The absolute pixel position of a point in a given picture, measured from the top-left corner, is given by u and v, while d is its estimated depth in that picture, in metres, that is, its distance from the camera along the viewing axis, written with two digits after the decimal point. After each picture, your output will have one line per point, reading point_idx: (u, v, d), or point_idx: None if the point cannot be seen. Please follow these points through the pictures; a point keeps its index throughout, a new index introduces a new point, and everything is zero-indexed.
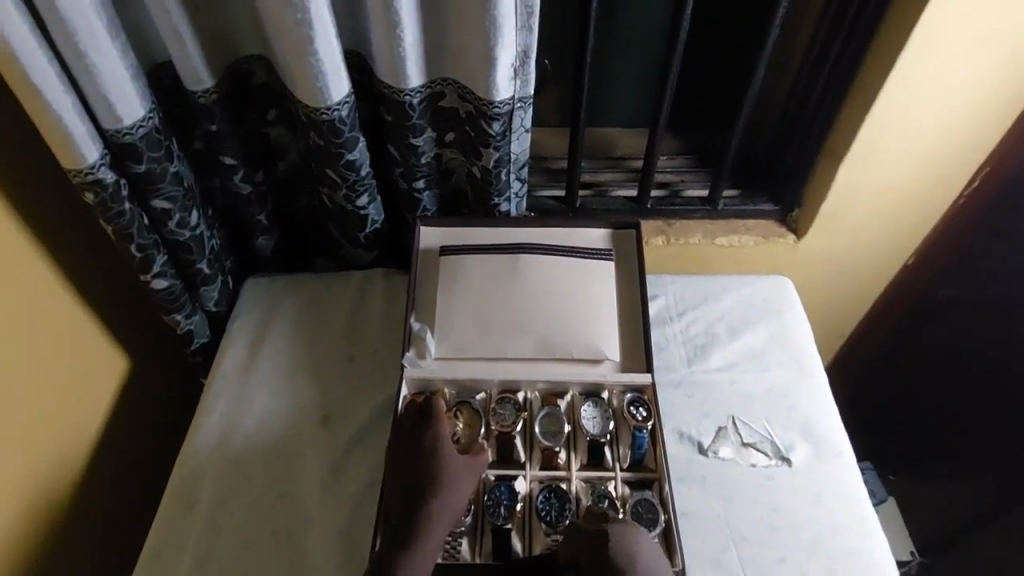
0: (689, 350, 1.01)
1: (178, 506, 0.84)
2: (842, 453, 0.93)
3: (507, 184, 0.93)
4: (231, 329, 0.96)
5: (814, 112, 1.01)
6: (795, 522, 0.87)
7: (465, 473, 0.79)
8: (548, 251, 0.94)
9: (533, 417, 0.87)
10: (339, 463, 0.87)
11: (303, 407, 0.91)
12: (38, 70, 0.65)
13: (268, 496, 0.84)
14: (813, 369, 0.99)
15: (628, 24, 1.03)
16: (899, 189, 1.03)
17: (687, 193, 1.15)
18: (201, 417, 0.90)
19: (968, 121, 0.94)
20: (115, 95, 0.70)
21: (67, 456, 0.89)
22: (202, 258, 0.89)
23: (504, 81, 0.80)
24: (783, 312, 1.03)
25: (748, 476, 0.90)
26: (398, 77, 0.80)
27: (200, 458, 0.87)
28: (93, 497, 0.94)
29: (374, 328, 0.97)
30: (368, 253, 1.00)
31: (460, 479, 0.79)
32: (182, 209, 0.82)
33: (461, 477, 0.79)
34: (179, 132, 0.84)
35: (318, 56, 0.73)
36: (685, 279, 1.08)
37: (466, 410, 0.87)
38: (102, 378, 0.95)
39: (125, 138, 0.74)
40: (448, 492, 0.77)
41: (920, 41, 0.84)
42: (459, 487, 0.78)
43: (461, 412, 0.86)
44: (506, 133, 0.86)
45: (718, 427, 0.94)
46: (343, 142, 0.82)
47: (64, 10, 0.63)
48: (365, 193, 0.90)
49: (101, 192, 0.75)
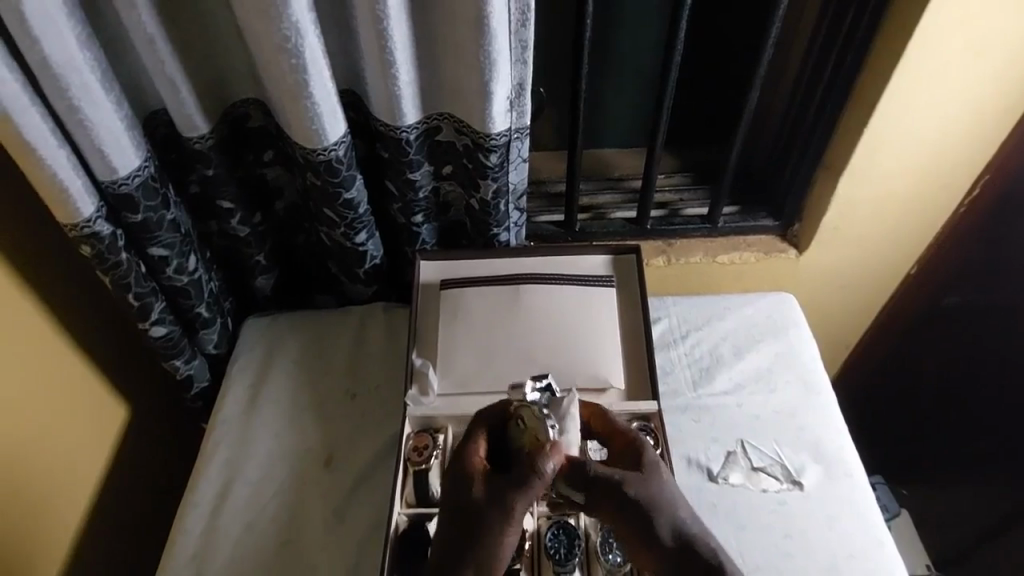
0: (694, 373, 0.96)
1: (179, 558, 0.81)
2: (856, 473, 0.88)
3: (506, 214, 0.92)
4: (231, 372, 0.94)
5: (810, 126, 1.02)
6: (810, 548, 0.82)
7: (529, 491, 0.61)
8: (547, 280, 0.92)
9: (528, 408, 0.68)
10: (343, 504, 0.84)
11: (305, 451, 0.88)
12: (30, 126, 0.66)
13: (272, 544, 0.82)
14: (821, 385, 0.95)
15: (624, 46, 1.03)
16: (898, 198, 1.02)
17: (687, 212, 1.14)
18: (201, 464, 0.88)
19: (963, 131, 0.94)
20: (109, 147, 0.72)
21: (65, 506, 0.87)
22: (201, 302, 0.89)
23: (500, 113, 0.79)
24: (789, 330, 0.99)
25: (760, 502, 0.85)
26: (394, 115, 0.80)
27: (201, 505, 0.85)
28: (93, 547, 0.92)
29: (374, 363, 0.95)
30: (368, 288, 0.99)
31: (510, 499, 0.61)
32: (180, 255, 0.83)
33: (518, 500, 0.61)
34: (176, 176, 0.86)
35: (314, 99, 0.74)
36: (688, 300, 1.03)
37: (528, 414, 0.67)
38: (100, 425, 0.93)
39: (121, 188, 0.75)
40: (505, 519, 0.61)
41: (913, 57, 0.85)
42: (512, 514, 0.61)
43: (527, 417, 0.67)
44: (503, 164, 0.85)
45: (727, 452, 0.89)
46: (341, 181, 0.83)
47: (59, 68, 0.65)
48: (363, 230, 0.89)
49: (98, 245, 0.76)
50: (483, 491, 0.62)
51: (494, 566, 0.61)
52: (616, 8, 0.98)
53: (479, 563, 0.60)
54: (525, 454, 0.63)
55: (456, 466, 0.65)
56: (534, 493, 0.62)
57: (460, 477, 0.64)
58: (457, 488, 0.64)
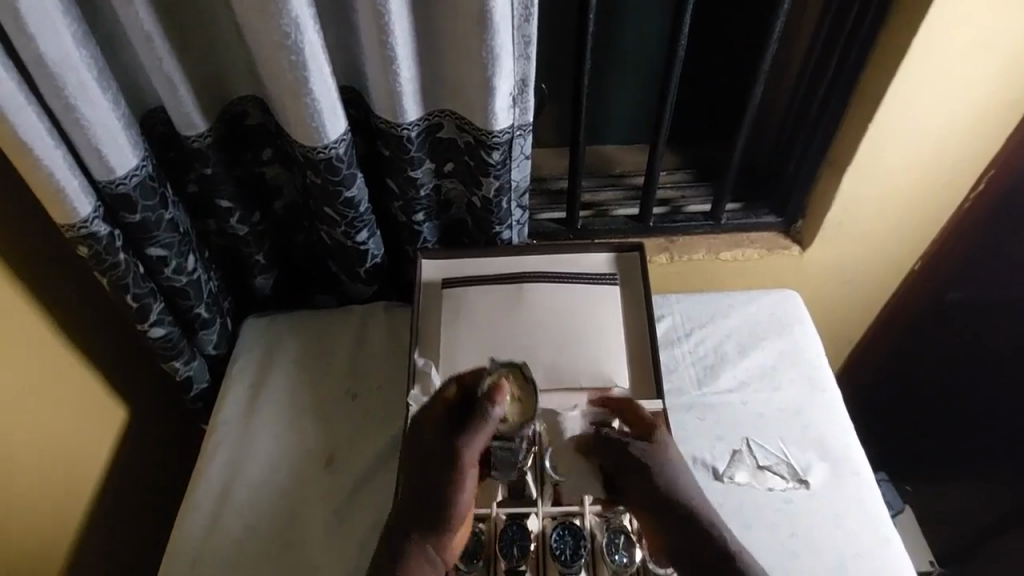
0: (698, 371, 0.95)
1: (179, 562, 0.80)
2: (862, 471, 0.87)
3: (508, 212, 0.91)
4: (230, 373, 0.93)
5: (814, 121, 1.01)
6: (817, 547, 0.81)
7: (474, 436, 0.69)
8: (550, 278, 0.92)
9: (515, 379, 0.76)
10: (345, 506, 0.83)
11: (306, 452, 0.87)
12: (25, 124, 0.65)
13: (273, 546, 0.81)
14: (826, 382, 0.94)
15: (626, 42, 1.02)
16: (903, 194, 1.01)
17: (689, 209, 1.13)
18: (201, 466, 0.87)
19: (968, 126, 0.93)
20: (106, 146, 0.71)
21: (64, 509, 0.86)
22: (200, 302, 0.88)
23: (503, 110, 0.78)
24: (794, 327, 0.98)
25: (766, 501, 0.84)
26: (395, 112, 0.79)
27: (201, 507, 0.84)
28: (92, 550, 0.91)
29: (375, 363, 0.94)
30: (368, 287, 0.98)
31: (463, 450, 0.69)
32: (178, 255, 0.82)
33: (465, 446, 0.69)
34: (174, 175, 0.84)
35: (314, 97, 0.73)
36: (692, 297, 1.03)
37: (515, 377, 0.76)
38: (99, 427, 0.92)
39: (118, 188, 0.74)
40: (456, 464, 0.69)
41: (918, 51, 0.84)
42: (462, 460, 0.69)
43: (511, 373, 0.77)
44: (506, 162, 0.84)
45: (732, 451, 0.89)
46: (341, 180, 0.82)
47: (54, 65, 0.64)
48: (364, 228, 0.88)
49: (96, 245, 0.75)
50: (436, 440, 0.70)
51: (449, 509, 0.69)
52: (617, 2, 0.97)
53: (435, 506, 0.69)
54: (471, 401, 0.70)
55: (417, 417, 0.74)
56: (480, 438, 0.69)
57: (420, 428, 0.73)
58: (419, 445, 0.72)
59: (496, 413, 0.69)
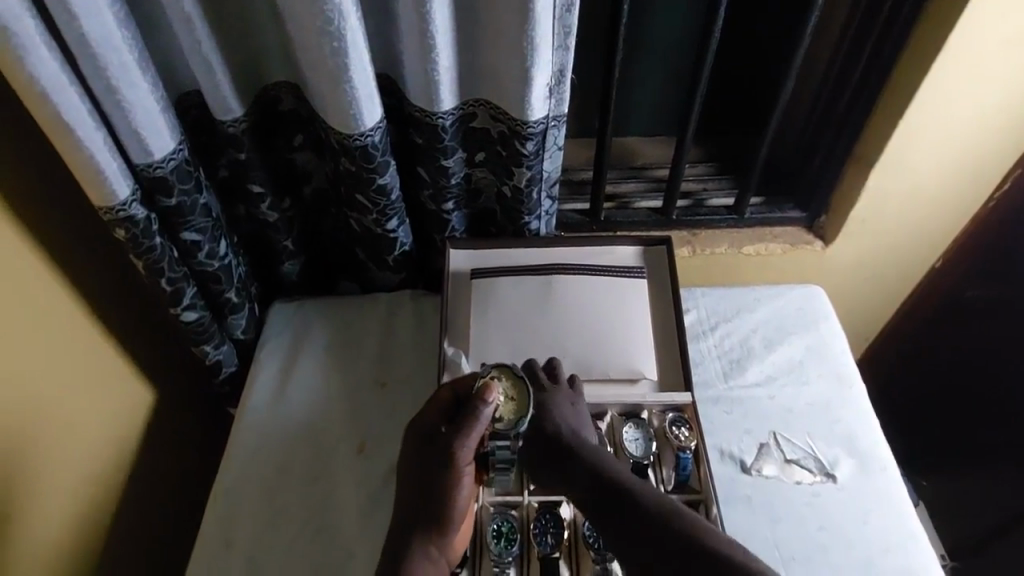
0: (724, 365, 0.95)
1: (213, 543, 0.81)
2: (888, 465, 0.88)
3: (538, 202, 0.91)
4: (258, 358, 0.93)
5: (842, 117, 1.01)
6: (845, 539, 0.82)
7: (467, 436, 0.69)
8: (579, 270, 0.91)
9: (504, 385, 0.75)
10: (376, 491, 0.84)
11: (336, 438, 0.88)
12: (68, 106, 0.65)
13: (306, 530, 0.81)
14: (853, 378, 0.94)
15: (654, 36, 1.02)
16: (929, 190, 1.01)
17: (712, 202, 1.12)
18: (230, 451, 0.87)
19: (997, 125, 0.93)
20: (145, 129, 0.71)
21: (96, 491, 0.87)
22: (231, 287, 0.88)
23: (539, 100, 0.78)
24: (819, 323, 0.98)
25: (795, 495, 0.85)
26: (432, 101, 0.79)
27: (233, 490, 0.84)
28: (122, 533, 0.92)
29: (403, 352, 0.94)
30: (396, 275, 0.98)
31: (454, 451, 0.69)
32: (211, 239, 0.82)
33: (459, 446, 0.69)
34: (206, 160, 0.85)
35: (354, 84, 0.73)
36: (717, 292, 1.03)
37: (507, 378, 0.75)
38: (129, 411, 0.92)
39: (155, 171, 0.74)
40: (451, 465, 0.69)
41: (951, 50, 0.84)
42: (456, 460, 0.69)
43: (502, 374, 0.75)
44: (539, 152, 0.84)
45: (759, 444, 0.89)
46: (375, 167, 0.81)
47: (97, 46, 0.64)
48: (394, 216, 0.88)
49: (132, 229, 0.75)
50: (432, 443, 0.71)
51: (448, 506, 0.70)
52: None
53: (434, 504, 0.70)
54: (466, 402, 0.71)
55: (415, 420, 0.75)
56: (474, 437, 0.70)
57: (417, 431, 0.74)
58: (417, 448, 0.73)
59: (485, 412, 0.70)
